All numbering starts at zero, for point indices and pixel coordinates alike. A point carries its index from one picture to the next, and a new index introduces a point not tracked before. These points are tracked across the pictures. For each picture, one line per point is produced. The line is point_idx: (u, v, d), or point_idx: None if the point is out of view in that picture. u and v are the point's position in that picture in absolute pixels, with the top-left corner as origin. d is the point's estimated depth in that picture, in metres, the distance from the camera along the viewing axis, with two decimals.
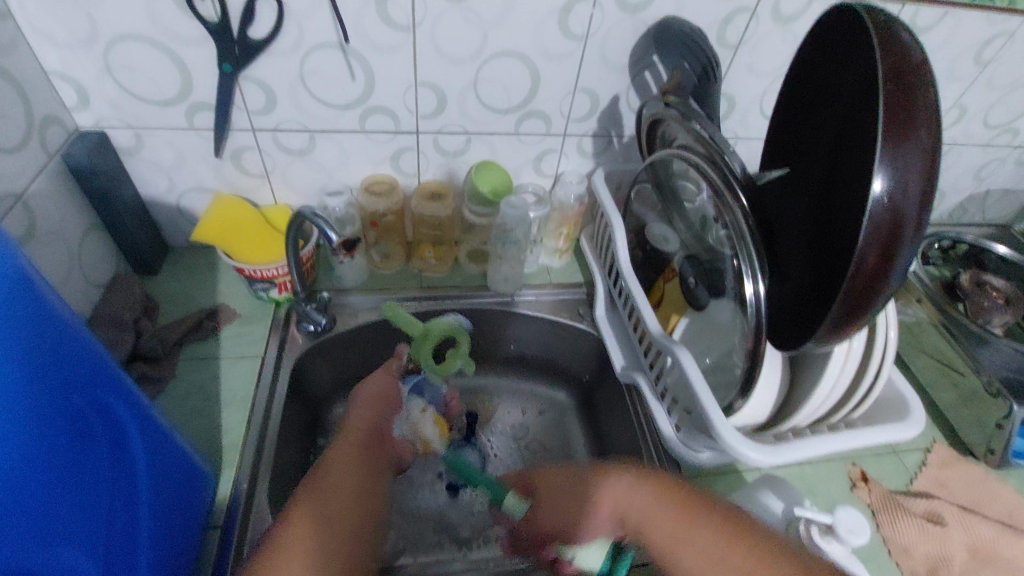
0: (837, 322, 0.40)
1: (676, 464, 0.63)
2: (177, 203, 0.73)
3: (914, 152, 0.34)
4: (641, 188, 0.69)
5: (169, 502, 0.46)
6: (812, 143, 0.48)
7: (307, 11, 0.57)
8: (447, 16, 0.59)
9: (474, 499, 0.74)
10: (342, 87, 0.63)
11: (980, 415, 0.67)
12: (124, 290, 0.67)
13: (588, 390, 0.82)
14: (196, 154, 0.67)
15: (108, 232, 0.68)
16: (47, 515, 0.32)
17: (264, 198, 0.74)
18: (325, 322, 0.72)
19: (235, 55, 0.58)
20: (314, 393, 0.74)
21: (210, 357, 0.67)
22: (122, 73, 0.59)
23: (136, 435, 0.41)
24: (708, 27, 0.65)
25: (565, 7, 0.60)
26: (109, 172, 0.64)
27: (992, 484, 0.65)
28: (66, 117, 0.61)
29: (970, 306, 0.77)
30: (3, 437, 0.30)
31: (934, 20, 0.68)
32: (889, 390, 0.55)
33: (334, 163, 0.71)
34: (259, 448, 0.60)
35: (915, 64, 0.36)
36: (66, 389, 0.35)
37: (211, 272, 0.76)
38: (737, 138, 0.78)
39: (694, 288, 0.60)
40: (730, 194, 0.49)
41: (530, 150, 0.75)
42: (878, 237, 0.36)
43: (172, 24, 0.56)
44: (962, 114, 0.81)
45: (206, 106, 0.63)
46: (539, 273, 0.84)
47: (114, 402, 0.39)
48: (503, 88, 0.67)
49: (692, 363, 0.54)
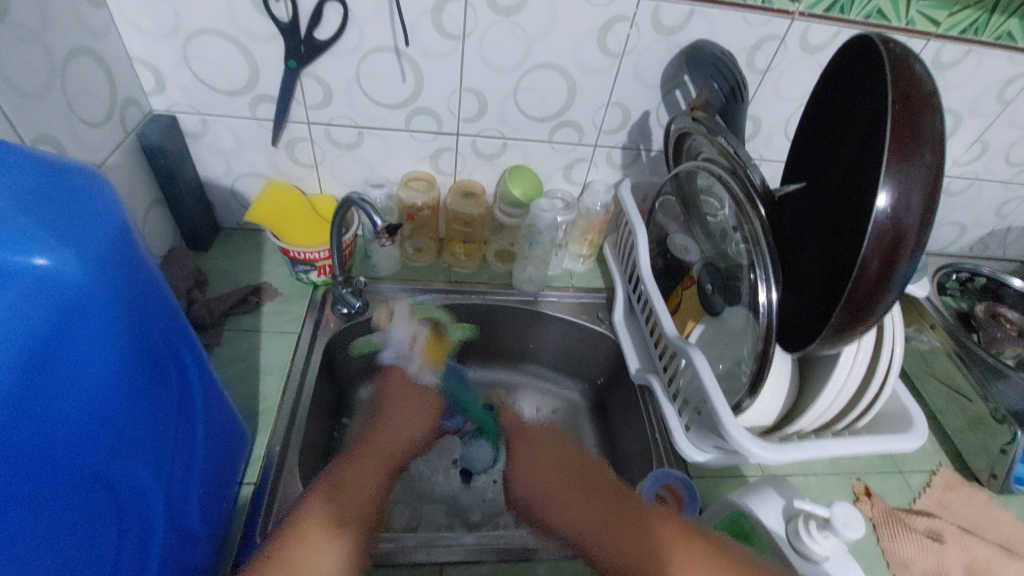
0: (840, 326, 0.44)
1: (683, 463, 0.66)
2: (231, 186, 0.78)
3: (916, 173, 0.38)
4: (665, 199, 0.73)
5: (216, 446, 0.50)
6: (829, 163, 0.52)
7: (369, 17, 0.62)
8: (494, 28, 0.64)
9: (485, 487, 0.77)
10: (392, 88, 0.69)
11: (985, 440, 0.69)
12: (178, 263, 0.72)
13: (602, 392, 0.85)
14: (254, 141, 0.73)
15: (168, 208, 0.74)
16: (130, 437, 0.37)
17: (311, 187, 0.79)
18: (359, 306, 0.76)
19: (300, 53, 0.64)
20: (341, 373, 0.78)
21: (251, 330, 0.71)
22: (197, 63, 0.65)
23: (197, 381, 0.45)
24: (738, 51, 0.69)
25: (604, 26, 0.65)
26: (175, 152, 0.69)
27: (994, 509, 0.67)
28: (143, 100, 0.67)
29: (983, 336, 0.78)
30: (92, 370, 0.33)
31: (958, 58, 0.71)
32: (895, 404, 0.57)
33: (379, 158, 0.77)
34: (291, 417, 0.64)
35: (925, 93, 0.40)
36: (150, 330, 0.38)
37: (256, 253, 0.81)
38: (760, 159, 0.82)
39: (711, 294, 0.63)
40: (750, 205, 0.52)
41: (561, 158, 0.80)
42: (880, 246, 0.39)
43: (248, 22, 0.62)
44: (984, 150, 0.84)
45: (269, 98, 0.68)
46: (562, 275, 0.87)
47: (184, 348, 0.43)
48: (542, 97, 0.72)
49: (705, 365, 0.57)
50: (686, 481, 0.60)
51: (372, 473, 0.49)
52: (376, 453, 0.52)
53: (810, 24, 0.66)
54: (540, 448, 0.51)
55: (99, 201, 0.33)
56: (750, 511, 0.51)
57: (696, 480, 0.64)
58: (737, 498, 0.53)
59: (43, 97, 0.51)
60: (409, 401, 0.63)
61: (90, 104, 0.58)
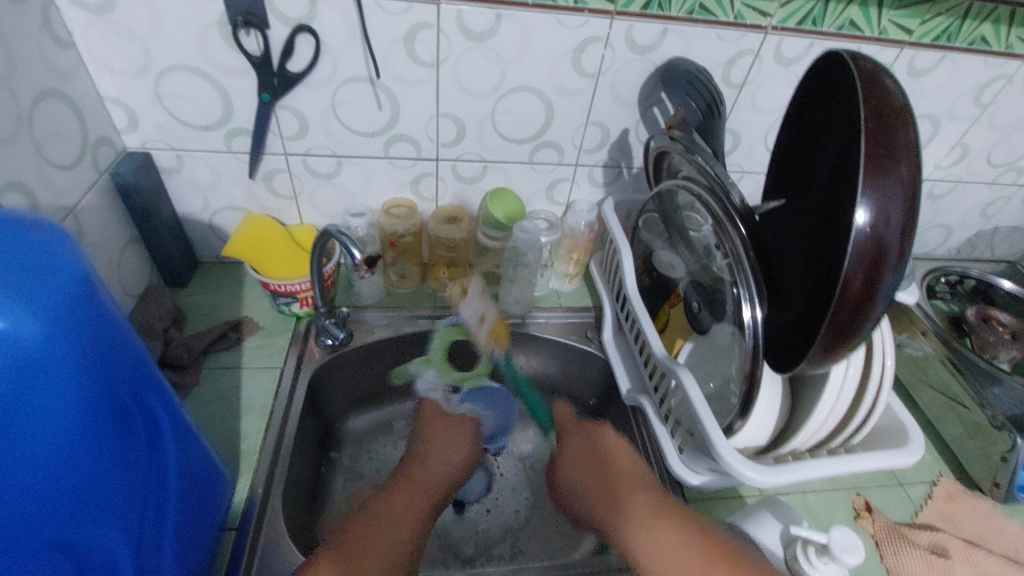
0: (829, 344, 0.43)
1: (678, 487, 0.64)
2: (209, 220, 0.77)
3: (893, 185, 0.38)
4: (648, 217, 0.72)
5: (191, 493, 0.48)
6: (806, 179, 0.51)
7: (341, 48, 0.62)
8: (468, 54, 0.64)
9: (479, 517, 0.76)
10: (369, 117, 0.68)
11: (985, 449, 0.67)
12: (156, 301, 0.71)
13: (595, 413, 0.84)
14: (230, 175, 0.72)
15: (144, 246, 0.72)
16: (98, 492, 0.35)
17: (291, 218, 0.78)
18: (343, 336, 0.74)
19: (273, 86, 0.63)
20: (326, 407, 0.77)
21: (233, 366, 0.70)
22: (170, 100, 0.64)
23: (167, 429, 0.43)
24: (714, 67, 0.69)
25: (578, 48, 0.65)
26: (150, 189, 0.69)
27: (998, 519, 0.65)
28: (116, 139, 0.66)
29: (976, 341, 0.77)
30: (51, 432, 0.31)
31: (933, 64, 0.71)
32: (889, 417, 0.56)
33: (358, 187, 0.76)
34: (274, 456, 0.62)
35: (897, 107, 0.39)
36: (115, 381, 0.36)
37: (236, 287, 0.80)
38: (742, 172, 0.82)
39: (698, 311, 0.62)
40: (730, 222, 0.52)
41: (543, 178, 0.79)
42: (863, 260, 0.39)
43: (220, 57, 0.61)
44: (966, 153, 0.84)
45: (244, 131, 0.68)
46: (549, 296, 0.87)
47: (152, 397, 0.41)
48: (519, 120, 0.71)
49: (693, 386, 0.56)
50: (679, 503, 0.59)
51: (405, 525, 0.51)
52: (411, 489, 0.55)
53: (783, 37, 0.66)
54: (587, 450, 0.59)
55: (57, 255, 0.32)
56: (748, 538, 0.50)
57: (693, 503, 0.62)
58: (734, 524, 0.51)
59: (11, 143, 0.51)
60: (446, 426, 0.65)
61: (59, 147, 0.57)
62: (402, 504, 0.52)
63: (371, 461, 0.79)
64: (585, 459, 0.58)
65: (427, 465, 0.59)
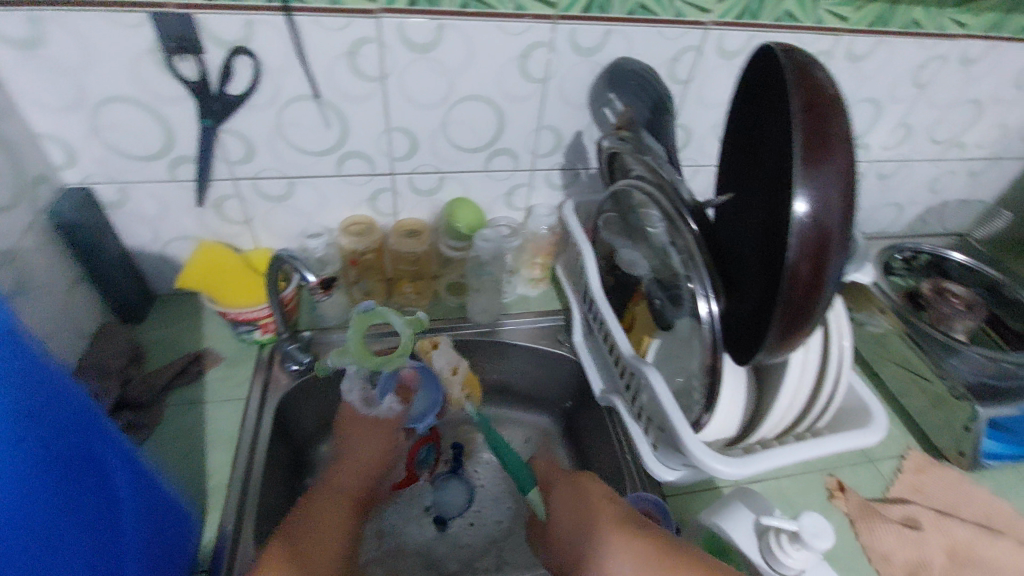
0: (783, 333, 0.43)
1: (656, 484, 0.64)
2: (161, 252, 0.75)
3: (829, 175, 0.38)
4: (607, 217, 0.72)
5: (153, 539, 0.46)
6: (751, 170, 0.52)
7: (282, 68, 0.60)
8: (414, 66, 0.63)
9: (462, 531, 0.75)
10: (317, 135, 0.67)
11: (948, 419, 0.69)
12: (110, 340, 0.69)
13: (571, 415, 0.84)
14: (179, 204, 0.70)
15: (93, 283, 0.70)
16: (50, 547, 0.33)
17: (246, 243, 0.77)
18: (308, 360, 0.73)
19: (214, 110, 0.62)
20: (296, 433, 0.75)
21: (195, 401, 0.68)
22: (108, 132, 0.62)
23: (118, 475, 0.42)
24: (659, 65, 0.69)
25: (524, 53, 0.65)
26: (95, 225, 0.66)
27: (965, 487, 0.67)
28: (54, 175, 0.64)
29: (933, 314, 0.79)
30: None
31: (870, 49, 0.73)
32: (852, 398, 0.57)
33: (313, 207, 0.75)
34: (243, 490, 0.61)
35: (827, 98, 0.40)
36: (52, 431, 0.35)
37: (195, 317, 0.78)
38: (696, 165, 0.83)
39: (661, 307, 0.62)
40: (681, 219, 0.52)
41: (501, 185, 0.79)
42: (807, 250, 0.39)
43: (157, 85, 0.59)
44: (909, 133, 0.86)
45: (189, 158, 0.66)
46: (518, 301, 0.86)
47: (97, 443, 0.40)
48: (471, 128, 0.71)
49: (660, 381, 0.56)
50: (659, 502, 0.59)
51: (334, 524, 0.55)
52: (332, 493, 0.58)
53: (724, 32, 0.67)
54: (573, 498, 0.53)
55: None
56: (723, 531, 0.50)
57: (671, 499, 0.62)
58: (708, 519, 0.51)
59: None
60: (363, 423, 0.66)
61: None
62: (330, 502, 0.57)
63: None
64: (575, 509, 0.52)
65: (348, 463, 0.63)
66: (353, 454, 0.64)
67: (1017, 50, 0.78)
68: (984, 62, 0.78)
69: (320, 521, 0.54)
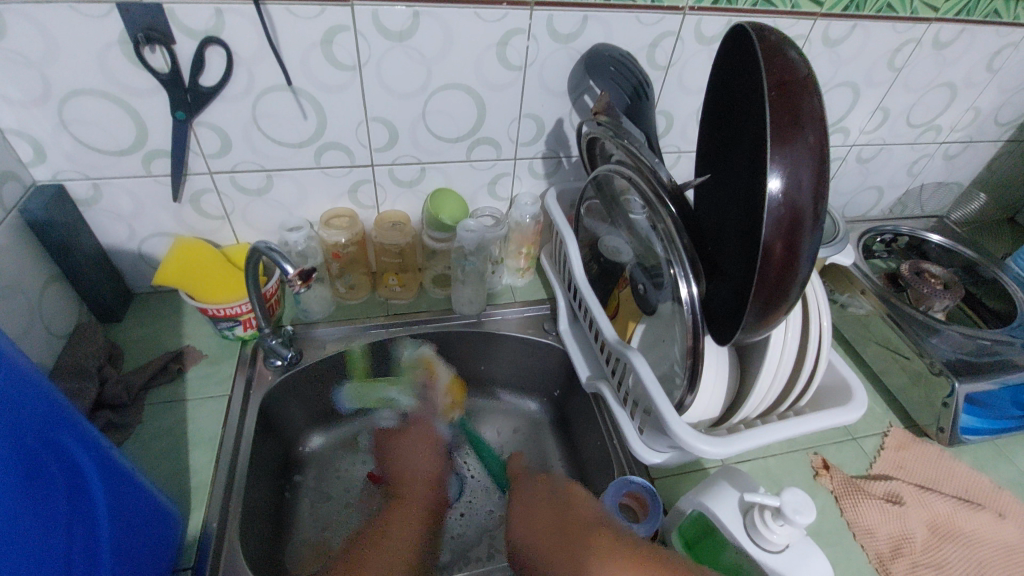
0: (761, 313, 0.43)
1: (643, 468, 0.65)
2: (138, 249, 0.74)
3: (800, 152, 0.39)
4: (590, 204, 0.72)
5: (130, 542, 0.45)
6: (729, 152, 0.52)
7: (255, 58, 0.59)
8: (390, 54, 0.63)
9: (453, 523, 0.75)
10: (295, 127, 0.66)
11: (928, 395, 0.70)
12: (87, 340, 0.67)
13: (561, 404, 0.84)
14: (155, 200, 0.69)
15: (67, 282, 0.68)
16: (16, 549, 0.32)
17: (225, 239, 0.76)
18: (292, 356, 0.72)
19: (187, 102, 0.60)
20: (283, 429, 0.74)
21: (177, 399, 0.67)
22: (78, 126, 0.60)
23: (93, 476, 0.41)
24: (638, 51, 0.69)
25: (502, 41, 0.64)
26: (67, 222, 0.64)
27: (946, 462, 0.68)
28: (23, 173, 0.62)
29: (912, 295, 0.81)
30: None
31: (846, 33, 0.73)
32: (834, 375, 0.58)
33: (293, 200, 0.74)
34: (227, 488, 0.60)
35: (798, 77, 0.40)
36: (18, 431, 0.34)
37: (175, 316, 0.77)
38: (679, 152, 0.83)
39: (645, 292, 0.62)
40: (660, 203, 0.52)
41: (483, 175, 0.79)
42: (780, 227, 0.39)
43: (125, 77, 0.58)
44: (887, 116, 0.87)
45: (163, 152, 0.65)
46: (504, 292, 0.86)
47: (69, 442, 0.39)
48: (451, 118, 0.71)
49: (645, 366, 0.56)
50: (646, 485, 0.59)
51: (406, 530, 0.62)
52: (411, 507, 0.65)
53: (701, 17, 0.67)
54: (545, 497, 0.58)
55: None
56: (710, 512, 0.50)
57: (659, 482, 0.63)
58: (695, 500, 0.52)
59: None
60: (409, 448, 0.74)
61: None
62: (402, 516, 0.64)
63: (338, 480, 0.77)
64: (541, 506, 0.57)
65: (409, 475, 0.71)
66: (411, 474, 0.71)
67: (990, 33, 0.79)
68: (957, 45, 0.79)
69: (394, 527, 0.62)
